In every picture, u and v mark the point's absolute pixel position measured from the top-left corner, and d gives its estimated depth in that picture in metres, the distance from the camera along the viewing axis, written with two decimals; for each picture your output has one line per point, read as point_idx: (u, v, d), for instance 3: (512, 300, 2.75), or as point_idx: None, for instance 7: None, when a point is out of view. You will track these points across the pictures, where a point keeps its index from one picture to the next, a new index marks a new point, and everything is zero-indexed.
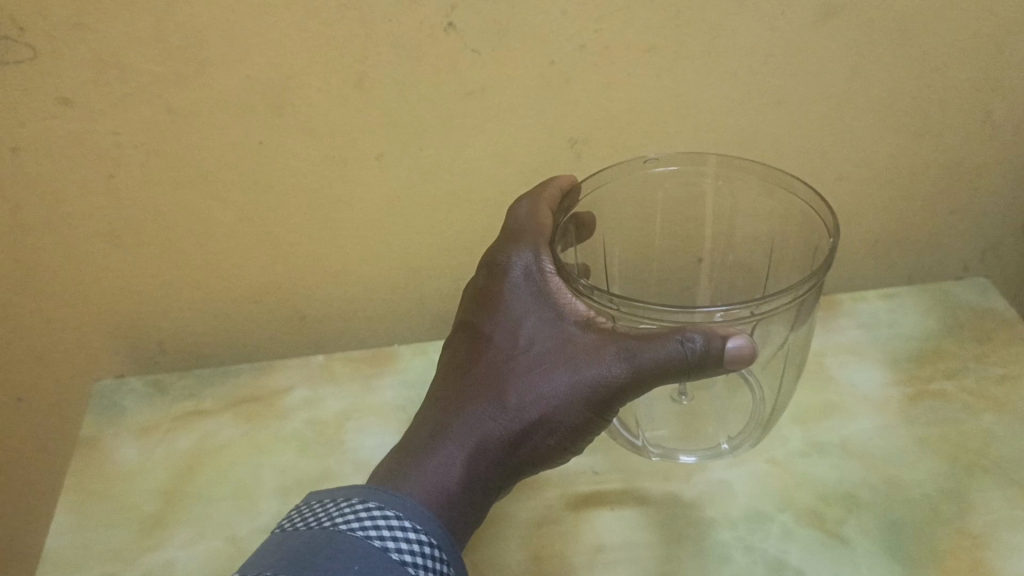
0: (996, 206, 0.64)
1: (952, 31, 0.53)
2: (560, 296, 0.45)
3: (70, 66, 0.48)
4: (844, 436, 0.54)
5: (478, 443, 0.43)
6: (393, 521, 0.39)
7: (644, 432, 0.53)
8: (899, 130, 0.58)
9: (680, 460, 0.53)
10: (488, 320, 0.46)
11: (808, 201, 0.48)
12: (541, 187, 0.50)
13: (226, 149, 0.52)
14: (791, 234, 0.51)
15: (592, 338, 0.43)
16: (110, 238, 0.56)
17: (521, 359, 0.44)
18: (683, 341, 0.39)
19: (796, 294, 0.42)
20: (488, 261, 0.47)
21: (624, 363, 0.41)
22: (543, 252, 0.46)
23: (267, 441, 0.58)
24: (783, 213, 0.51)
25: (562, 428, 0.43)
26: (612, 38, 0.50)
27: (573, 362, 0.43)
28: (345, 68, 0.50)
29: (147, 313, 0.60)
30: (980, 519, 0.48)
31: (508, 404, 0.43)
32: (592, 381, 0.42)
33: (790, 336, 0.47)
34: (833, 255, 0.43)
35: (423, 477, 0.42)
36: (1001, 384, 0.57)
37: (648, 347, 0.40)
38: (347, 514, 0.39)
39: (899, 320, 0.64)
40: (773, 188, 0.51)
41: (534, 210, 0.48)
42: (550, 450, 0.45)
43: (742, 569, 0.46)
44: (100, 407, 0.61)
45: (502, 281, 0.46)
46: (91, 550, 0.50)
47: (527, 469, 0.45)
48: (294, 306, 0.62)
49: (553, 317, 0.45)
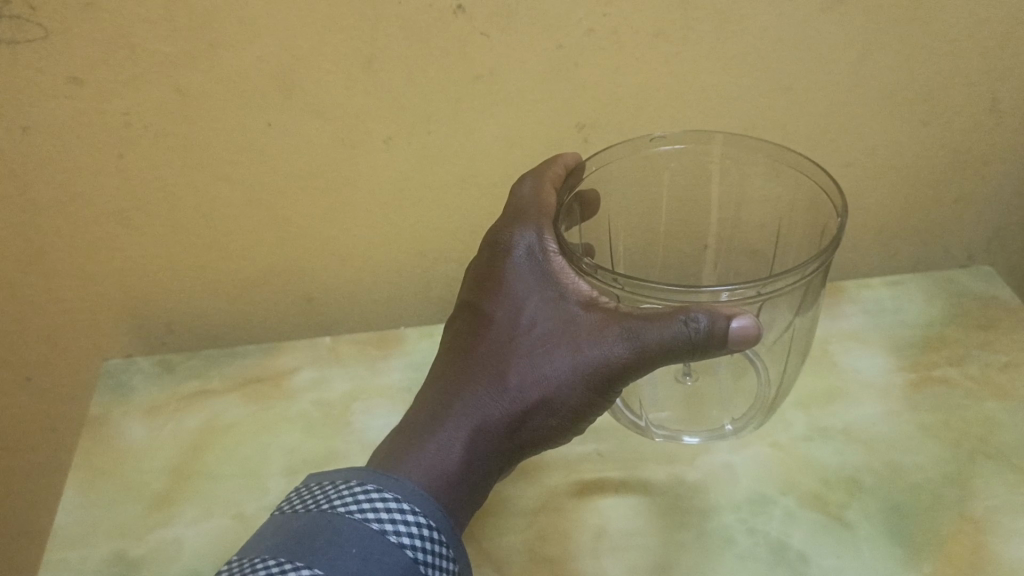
0: (1001, 196, 0.64)
1: (960, 17, 0.53)
2: (564, 275, 0.45)
3: (82, 45, 0.48)
4: (848, 421, 0.54)
5: (478, 425, 0.43)
6: (391, 503, 0.39)
7: (646, 413, 0.53)
8: (905, 117, 0.58)
9: (684, 441, 0.53)
10: (491, 300, 0.46)
11: (813, 181, 0.48)
12: (544, 167, 0.50)
13: (236, 131, 0.53)
14: (799, 215, 0.51)
15: (594, 317, 0.42)
16: (119, 216, 0.56)
17: (522, 340, 0.44)
18: (688, 321, 0.39)
19: (802, 274, 0.42)
20: (491, 240, 0.47)
21: (627, 344, 0.41)
22: (546, 232, 0.46)
23: (276, 421, 0.58)
24: (791, 197, 0.51)
25: (564, 409, 0.43)
26: (621, 22, 0.50)
27: (576, 343, 0.42)
28: (355, 50, 0.50)
29: (153, 293, 0.61)
30: (982, 503, 0.48)
31: (510, 385, 0.43)
32: (594, 362, 0.42)
33: (796, 318, 0.47)
34: (841, 235, 0.43)
35: (423, 458, 0.42)
36: (1004, 372, 0.57)
37: (649, 327, 0.40)
38: (345, 497, 0.39)
39: (904, 307, 0.64)
40: (781, 169, 0.51)
41: (538, 191, 0.48)
42: (552, 431, 0.45)
43: (744, 552, 0.46)
44: (107, 387, 0.61)
45: (504, 262, 0.46)
46: (100, 526, 0.51)
47: (530, 450, 0.46)
48: (301, 289, 0.62)
49: (555, 297, 0.44)
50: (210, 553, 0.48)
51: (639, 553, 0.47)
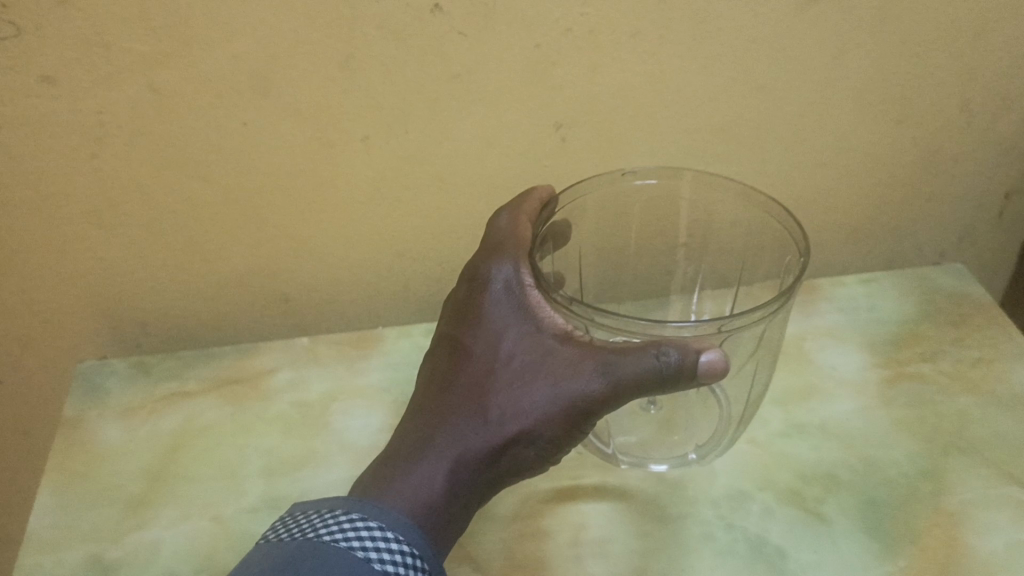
0: (973, 194, 0.65)
1: (933, 18, 0.54)
2: (540, 310, 0.45)
3: (55, 44, 0.47)
4: (824, 417, 0.55)
5: (460, 455, 0.42)
6: (376, 531, 0.39)
7: (613, 439, 0.54)
8: (878, 117, 0.59)
9: (651, 469, 0.52)
10: (469, 334, 0.46)
11: (781, 222, 0.49)
12: (521, 200, 0.50)
13: (211, 131, 0.52)
14: (766, 235, 0.52)
15: (570, 352, 0.43)
16: (91, 217, 0.55)
17: (501, 373, 0.44)
18: (659, 355, 0.40)
19: (762, 313, 0.43)
20: (469, 274, 0.47)
21: (603, 378, 0.41)
22: (523, 266, 0.46)
23: (253, 422, 0.58)
24: (757, 226, 0.52)
25: (542, 441, 0.43)
26: (598, 22, 0.51)
27: (554, 377, 0.42)
28: (331, 49, 0.50)
29: (127, 294, 0.60)
30: (955, 497, 0.49)
31: (491, 419, 0.43)
32: (571, 396, 0.42)
33: (765, 338, 0.47)
34: (804, 271, 0.44)
35: (407, 488, 0.42)
36: (976, 367, 0.58)
37: (624, 360, 0.40)
38: (331, 527, 0.39)
39: (877, 304, 0.65)
40: (749, 206, 0.52)
41: (515, 221, 0.48)
42: (530, 464, 0.44)
43: (724, 546, 0.46)
44: (81, 390, 0.61)
45: (482, 296, 0.46)
46: (74, 530, 0.50)
47: (505, 483, 0.45)
48: (277, 290, 0.62)
49: (532, 331, 0.45)
50: (188, 556, 0.48)
51: (619, 552, 0.47)
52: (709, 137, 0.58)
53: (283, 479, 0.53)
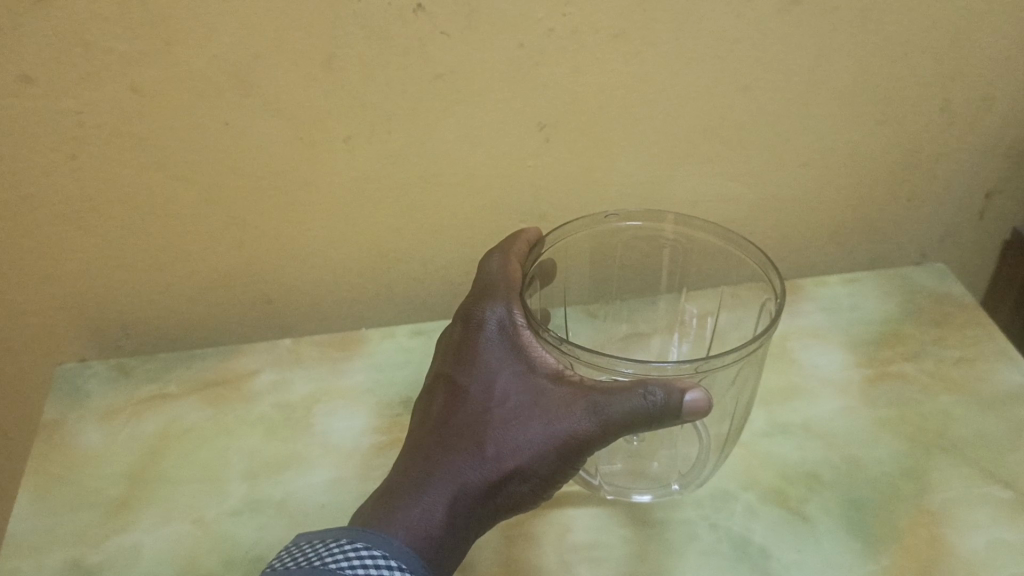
0: (955, 195, 0.65)
1: (914, 19, 0.54)
2: (532, 350, 0.45)
3: (32, 42, 0.47)
4: (807, 417, 0.55)
5: (459, 490, 0.42)
6: (381, 561, 0.38)
7: (598, 469, 0.50)
8: (861, 117, 0.59)
9: (636, 498, 0.49)
10: (464, 374, 0.46)
11: (759, 263, 0.49)
12: (510, 242, 0.50)
13: (192, 131, 0.52)
14: (736, 263, 0.52)
15: (563, 391, 0.43)
16: (71, 218, 0.55)
17: (496, 412, 0.44)
18: (646, 395, 0.40)
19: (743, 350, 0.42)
20: (463, 316, 0.47)
21: (594, 418, 0.41)
22: (515, 305, 0.46)
23: (234, 424, 0.57)
24: (733, 263, 0.52)
25: (535, 478, 0.43)
26: (580, 22, 0.51)
27: (547, 415, 0.43)
28: (313, 48, 0.49)
29: (108, 295, 0.59)
30: (937, 496, 0.49)
31: (488, 455, 0.43)
32: (563, 435, 0.42)
33: (749, 382, 0.47)
34: (777, 315, 0.44)
35: (407, 519, 0.41)
36: (958, 367, 0.58)
37: (614, 399, 0.40)
38: (338, 555, 0.38)
39: (860, 304, 0.65)
40: (727, 247, 0.52)
41: (505, 264, 0.49)
42: (524, 499, 0.44)
43: (707, 547, 0.47)
44: (62, 391, 0.60)
45: (476, 337, 0.46)
46: (54, 533, 0.50)
47: (500, 518, 0.45)
48: (260, 291, 0.62)
49: (525, 370, 0.45)
50: (169, 560, 0.47)
51: (604, 556, 0.46)
52: (692, 138, 0.58)
53: (265, 480, 0.53)
